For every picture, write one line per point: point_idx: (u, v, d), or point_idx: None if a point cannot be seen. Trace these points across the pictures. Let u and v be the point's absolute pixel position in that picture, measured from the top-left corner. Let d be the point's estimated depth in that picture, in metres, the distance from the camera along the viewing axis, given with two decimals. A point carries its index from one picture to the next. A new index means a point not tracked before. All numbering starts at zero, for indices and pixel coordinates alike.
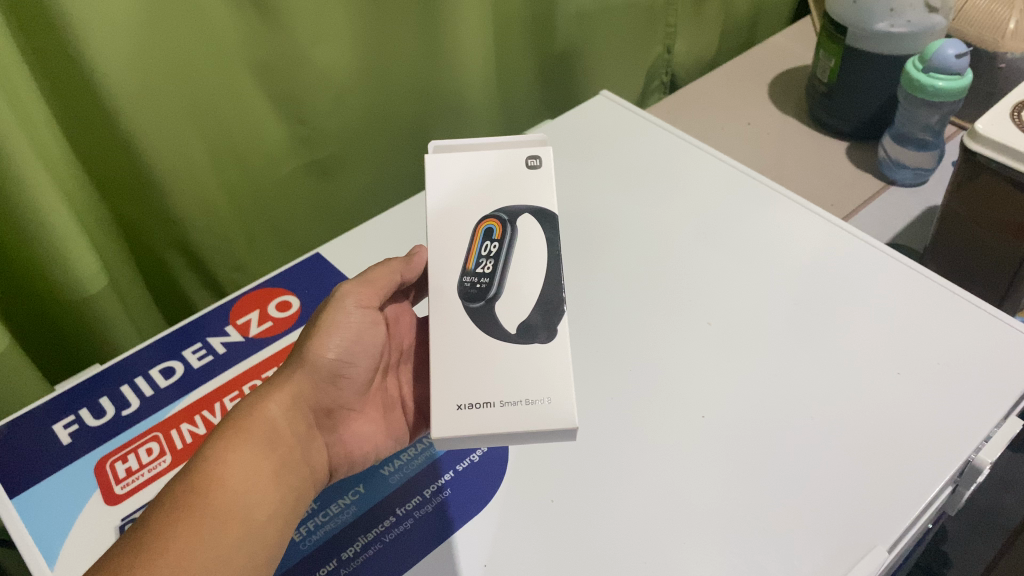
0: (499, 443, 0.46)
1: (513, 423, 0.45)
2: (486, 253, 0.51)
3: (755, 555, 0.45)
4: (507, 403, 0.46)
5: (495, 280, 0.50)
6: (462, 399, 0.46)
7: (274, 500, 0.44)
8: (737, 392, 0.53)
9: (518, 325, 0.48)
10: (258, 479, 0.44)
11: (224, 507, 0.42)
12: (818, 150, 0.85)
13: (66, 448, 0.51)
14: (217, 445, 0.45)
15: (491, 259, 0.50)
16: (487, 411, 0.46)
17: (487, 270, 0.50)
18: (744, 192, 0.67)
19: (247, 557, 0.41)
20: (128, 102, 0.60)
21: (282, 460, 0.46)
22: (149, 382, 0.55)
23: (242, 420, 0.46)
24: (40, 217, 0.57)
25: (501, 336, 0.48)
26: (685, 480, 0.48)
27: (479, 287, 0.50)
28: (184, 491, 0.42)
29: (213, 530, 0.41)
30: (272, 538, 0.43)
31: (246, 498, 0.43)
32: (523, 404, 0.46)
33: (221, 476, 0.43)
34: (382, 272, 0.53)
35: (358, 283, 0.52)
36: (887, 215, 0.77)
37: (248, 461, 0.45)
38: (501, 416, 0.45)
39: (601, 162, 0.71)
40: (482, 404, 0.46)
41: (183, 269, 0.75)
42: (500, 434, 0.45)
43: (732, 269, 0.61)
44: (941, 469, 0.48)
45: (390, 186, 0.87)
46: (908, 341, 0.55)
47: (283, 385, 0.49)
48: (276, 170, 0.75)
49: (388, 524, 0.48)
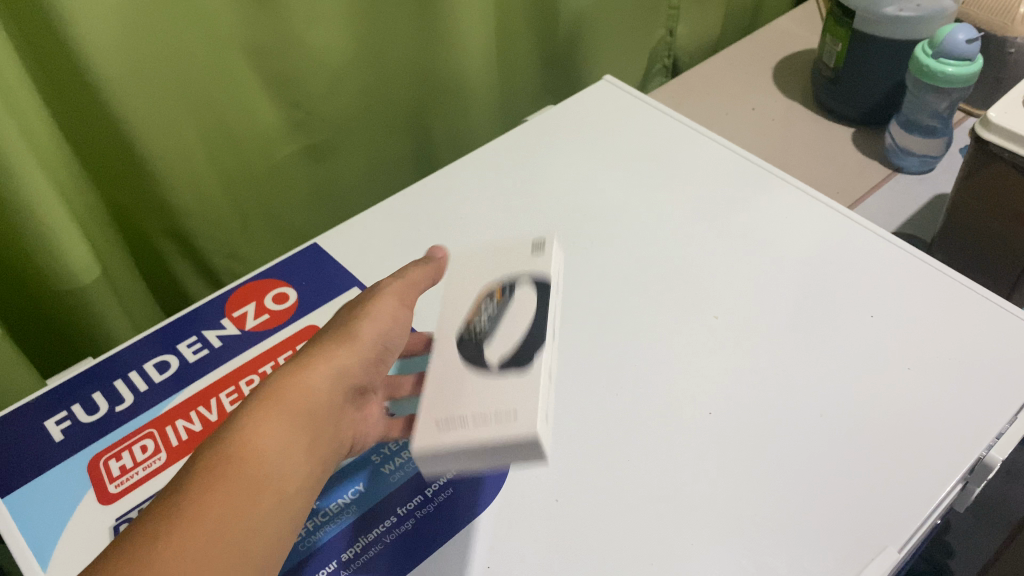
0: (478, 462, 0.41)
1: (482, 431, 0.40)
2: (484, 311, 0.47)
3: (766, 556, 0.44)
4: (484, 414, 0.40)
5: (488, 327, 0.46)
6: (440, 413, 0.41)
7: (308, 471, 0.40)
8: (742, 386, 0.52)
9: (502, 359, 0.43)
10: (296, 448, 0.40)
11: (262, 471, 0.38)
12: (824, 137, 0.84)
13: (58, 446, 0.50)
14: (255, 409, 0.40)
15: (489, 314, 0.46)
16: (465, 424, 0.41)
17: (482, 323, 0.46)
18: (750, 180, 0.66)
19: (282, 526, 0.38)
20: (118, 84, 0.58)
21: (319, 431, 0.42)
22: (143, 377, 0.54)
23: (282, 385, 0.42)
24: (27, 204, 0.56)
25: (481, 368, 0.44)
26: (691, 477, 0.48)
27: (473, 334, 0.46)
28: (223, 454, 0.38)
29: (249, 498, 0.37)
30: (303, 507, 0.39)
31: (286, 463, 0.39)
32: (499, 414, 0.40)
33: (260, 441, 0.39)
34: (419, 273, 0.52)
35: (397, 282, 0.51)
36: (894, 204, 0.77)
37: (286, 428, 0.40)
38: (476, 428, 0.40)
39: (605, 148, 0.70)
40: (460, 417, 0.41)
41: (178, 258, 0.73)
42: (470, 446, 0.40)
43: (738, 261, 0.60)
44: (952, 468, 0.47)
45: (388, 173, 0.85)
46: (918, 338, 0.54)
47: (331, 358, 0.44)
48: (270, 154, 0.73)
49: (388, 525, 0.47)
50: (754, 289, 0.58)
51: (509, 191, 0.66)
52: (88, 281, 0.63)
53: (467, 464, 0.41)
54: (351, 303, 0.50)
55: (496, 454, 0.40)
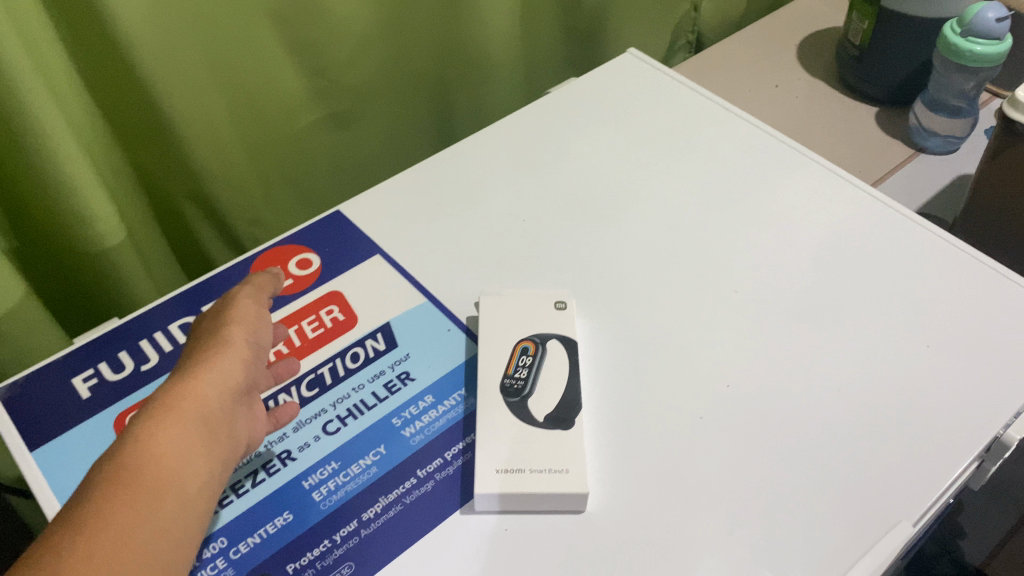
0: (539, 507, 0.45)
1: (544, 486, 0.44)
2: (522, 361, 0.51)
3: (780, 526, 0.45)
4: (539, 468, 0.45)
5: (530, 378, 0.50)
6: (500, 463, 0.45)
7: (204, 474, 0.41)
8: (761, 359, 0.52)
9: (550, 414, 0.48)
10: (190, 452, 0.41)
11: (159, 481, 0.39)
12: (848, 115, 0.83)
13: (85, 402, 0.51)
14: (145, 423, 0.41)
15: (527, 367, 0.50)
16: (525, 475, 0.45)
17: (524, 373, 0.50)
18: (774, 156, 0.66)
19: (181, 530, 0.39)
20: (144, 46, 0.58)
21: (212, 434, 0.42)
22: (168, 337, 0.54)
23: (170, 396, 0.42)
24: (55, 164, 0.56)
25: (534, 420, 0.47)
26: (708, 448, 0.48)
27: (517, 385, 0.49)
28: (116, 469, 0.38)
29: (149, 505, 0.38)
30: (202, 509, 0.40)
31: (180, 466, 0.40)
32: (555, 471, 0.45)
33: (155, 453, 0.40)
34: (262, 282, 0.52)
35: (249, 289, 0.51)
36: (916, 183, 0.77)
37: (178, 436, 0.41)
38: (537, 480, 0.44)
39: (628, 122, 0.70)
40: (522, 468, 0.45)
41: (201, 222, 0.74)
42: (537, 495, 0.44)
43: (759, 236, 0.60)
44: (969, 446, 0.47)
45: (408, 142, 0.86)
46: (938, 316, 0.54)
47: (212, 364, 0.44)
48: (293, 121, 0.73)
49: (409, 486, 0.47)
50: (775, 265, 0.58)
51: (531, 162, 0.66)
52: (116, 243, 0.64)
53: (532, 505, 0.45)
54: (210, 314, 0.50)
55: (555, 504, 0.45)
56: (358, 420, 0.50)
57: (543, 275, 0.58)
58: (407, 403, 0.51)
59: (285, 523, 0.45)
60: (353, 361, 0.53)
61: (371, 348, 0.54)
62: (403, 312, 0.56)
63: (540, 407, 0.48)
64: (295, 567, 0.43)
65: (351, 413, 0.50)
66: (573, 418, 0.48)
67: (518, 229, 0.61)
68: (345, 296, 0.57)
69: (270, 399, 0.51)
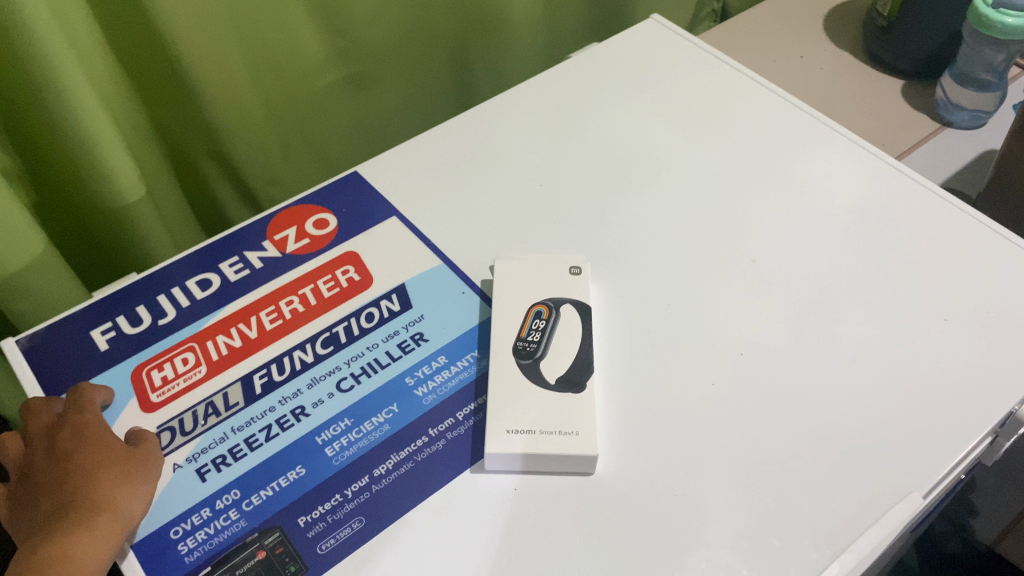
0: (548, 467, 0.45)
1: (555, 447, 0.44)
2: (535, 326, 0.51)
3: (789, 495, 0.45)
4: (548, 430, 0.45)
5: (541, 342, 0.50)
6: (511, 424, 0.45)
7: None
8: (777, 329, 0.52)
9: (559, 379, 0.48)
10: None
11: None
12: (873, 87, 0.82)
13: (103, 354, 0.51)
14: None
15: (539, 331, 0.50)
16: (536, 436, 0.45)
17: (536, 337, 0.50)
18: (796, 126, 0.65)
19: None
20: (166, 2, 0.58)
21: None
22: (185, 293, 0.55)
23: None
24: (75, 118, 0.56)
25: (542, 384, 0.47)
26: (720, 416, 0.48)
27: (528, 348, 0.49)
28: None
29: None
30: None
31: None
32: (562, 433, 0.45)
33: None
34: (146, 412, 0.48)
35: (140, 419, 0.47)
36: (939, 159, 0.77)
37: None
38: (547, 441, 0.44)
39: (649, 89, 0.69)
40: (532, 429, 0.45)
41: (220, 180, 0.74)
42: (548, 456, 0.44)
43: (780, 206, 0.59)
44: (984, 420, 0.47)
45: (427, 104, 0.86)
46: (956, 291, 0.53)
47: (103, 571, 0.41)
48: (312, 82, 0.73)
49: (420, 444, 0.47)
50: (793, 235, 0.57)
51: (550, 127, 0.66)
52: (134, 199, 0.64)
53: (541, 466, 0.45)
54: (97, 429, 0.46)
55: (564, 465, 0.45)
56: (372, 378, 0.50)
57: (559, 240, 0.58)
58: (420, 363, 0.51)
59: (297, 478, 0.45)
60: (367, 321, 0.53)
61: (385, 309, 0.54)
62: (418, 274, 0.56)
63: (552, 370, 0.48)
64: (306, 521, 0.44)
65: (364, 372, 0.51)
66: (585, 382, 0.48)
67: (535, 194, 0.61)
68: (360, 257, 0.57)
69: (285, 356, 0.51)
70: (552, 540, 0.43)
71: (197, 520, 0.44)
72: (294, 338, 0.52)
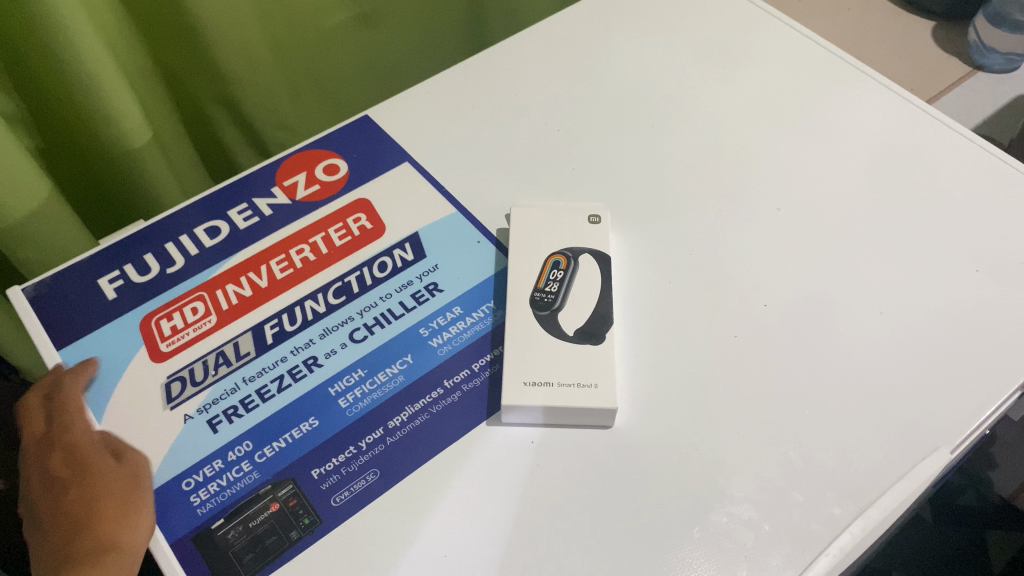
0: (566, 420, 0.44)
1: (573, 399, 0.43)
2: (553, 276, 0.49)
3: (813, 449, 0.43)
4: (565, 382, 0.44)
5: (559, 293, 0.48)
6: (528, 375, 0.44)
7: None
8: (803, 279, 0.50)
9: (579, 331, 0.46)
10: None
11: None
12: (903, 28, 0.79)
13: (111, 303, 0.50)
14: None
15: (557, 282, 0.49)
16: (553, 388, 0.44)
17: (554, 288, 0.48)
18: (825, 68, 0.62)
19: None
20: None
21: None
22: (193, 241, 0.53)
23: None
24: (80, 63, 0.54)
25: (560, 336, 0.46)
26: (743, 368, 0.46)
27: (545, 300, 0.48)
28: None
29: None
30: None
31: None
32: (580, 385, 0.44)
33: None
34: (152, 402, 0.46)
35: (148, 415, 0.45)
36: (970, 102, 0.74)
37: None
38: (565, 393, 0.43)
39: (671, 28, 0.66)
40: (549, 381, 0.44)
41: (227, 124, 0.72)
42: (567, 409, 0.43)
43: (807, 152, 0.57)
44: (1016, 374, 0.46)
45: (434, 43, 0.84)
46: (988, 241, 0.51)
47: None
48: (319, 22, 0.71)
49: (435, 396, 0.46)
50: (820, 183, 0.55)
51: (569, 70, 0.63)
52: (140, 144, 0.62)
53: (559, 419, 0.44)
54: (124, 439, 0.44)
55: (582, 417, 0.44)
56: (385, 328, 0.49)
57: (577, 187, 0.56)
58: (436, 314, 0.50)
59: (310, 430, 0.45)
60: (380, 271, 0.52)
61: (398, 258, 0.52)
62: (432, 222, 0.54)
63: (571, 321, 0.47)
64: (320, 473, 0.43)
65: (378, 322, 0.49)
66: (605, 334, 0.46)
67: (552, 140, 0.59)
68: (372, 204, 0.55)
69: (296, 306, 0.50)
70: (570, 493, 0.42)
71: (209, 472, 0.43)
72: (305, 287, 0.51)
